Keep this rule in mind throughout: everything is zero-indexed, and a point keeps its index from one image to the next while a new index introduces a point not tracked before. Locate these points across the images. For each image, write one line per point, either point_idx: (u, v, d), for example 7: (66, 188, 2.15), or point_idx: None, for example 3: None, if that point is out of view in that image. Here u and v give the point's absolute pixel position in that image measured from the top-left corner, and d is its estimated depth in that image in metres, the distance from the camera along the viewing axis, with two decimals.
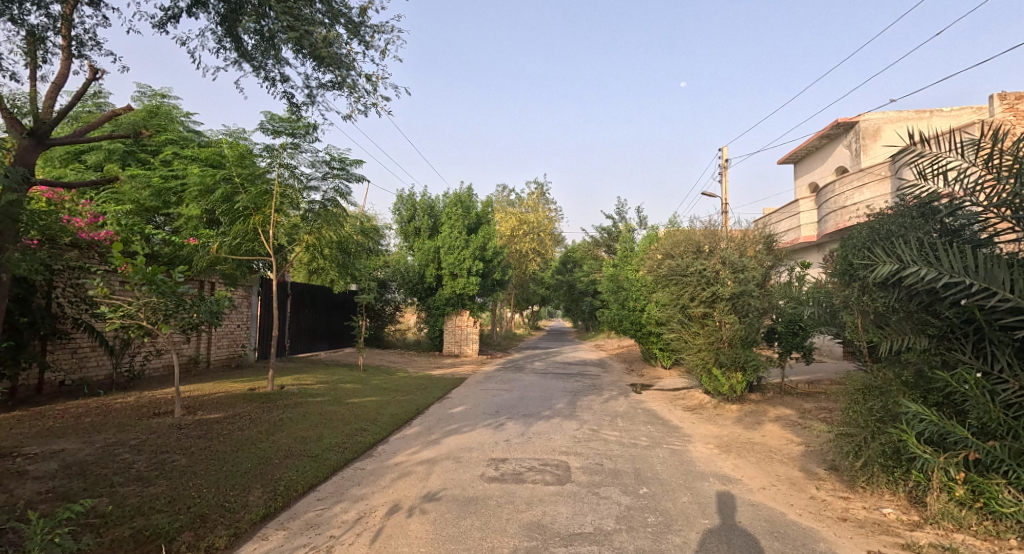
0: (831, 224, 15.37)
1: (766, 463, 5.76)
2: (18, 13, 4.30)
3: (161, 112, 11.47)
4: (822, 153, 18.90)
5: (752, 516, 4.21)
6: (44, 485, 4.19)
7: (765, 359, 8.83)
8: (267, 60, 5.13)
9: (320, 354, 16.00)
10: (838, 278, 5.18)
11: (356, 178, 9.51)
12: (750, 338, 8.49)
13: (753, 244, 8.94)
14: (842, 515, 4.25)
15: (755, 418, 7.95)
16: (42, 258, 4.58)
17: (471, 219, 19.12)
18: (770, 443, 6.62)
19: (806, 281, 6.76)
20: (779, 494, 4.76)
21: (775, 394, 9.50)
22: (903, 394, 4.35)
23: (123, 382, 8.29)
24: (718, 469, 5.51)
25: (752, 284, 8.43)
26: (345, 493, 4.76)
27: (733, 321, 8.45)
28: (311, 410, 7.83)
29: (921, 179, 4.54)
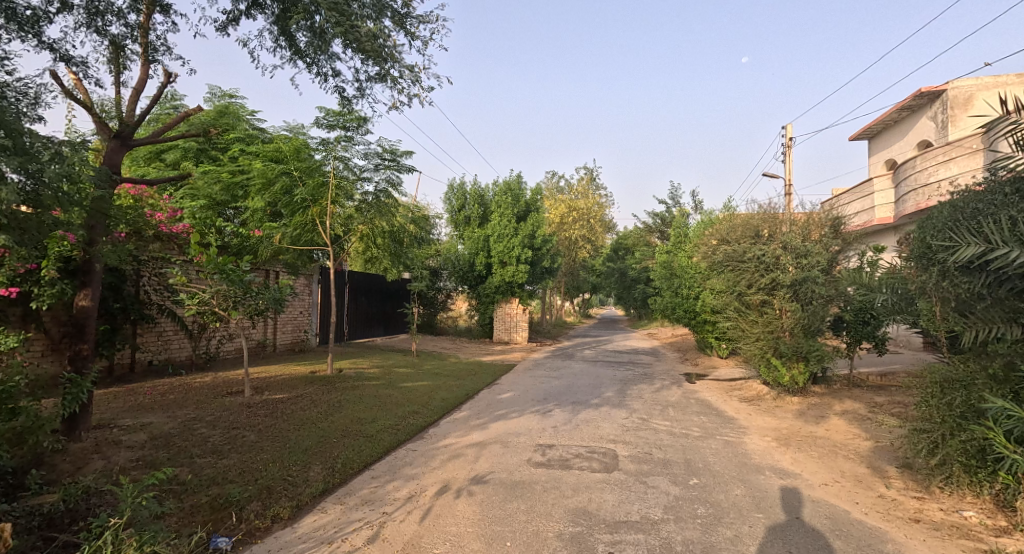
0: (910, 204, 14.35)
1: (829, 458, 5.59)
2: (102, 25, 4.69)
3: (229, 111, 12.20)
4: (903, 127, 17.59)
5: (813, 513, 4.11)
6: (135, 453, 4.66)
7: (831, 349, 8.42)
8: (319, 56, 5.36)
9: (376, 339, 16.64)
10: (917, 263, 4.85)
11: (406, 168, 9.80)
12: (813, 328, 8.12)
13: (818, 227, 8.46)
14: (914, 516, 4.09)
15: (819, 412, 7.64)
16: (131, 249, 4.95)
17: (520, 207, 19.14)
18: (835, 437, 6.39)
19: (878, 266, 6.39)
20: (842, 491, 4.62)
21: (843, 387, 9.13)
22: (988, 389, 4.11)
23: (201, 362, 8.96)
24: (775, 463, 5.39)
25: (817, 270, 8.01)
26: (397, 473, 5.00)
27: (794, 308, 8.10)
28: (368, 393, 8.21)
29: (1017, 150, 4.11)
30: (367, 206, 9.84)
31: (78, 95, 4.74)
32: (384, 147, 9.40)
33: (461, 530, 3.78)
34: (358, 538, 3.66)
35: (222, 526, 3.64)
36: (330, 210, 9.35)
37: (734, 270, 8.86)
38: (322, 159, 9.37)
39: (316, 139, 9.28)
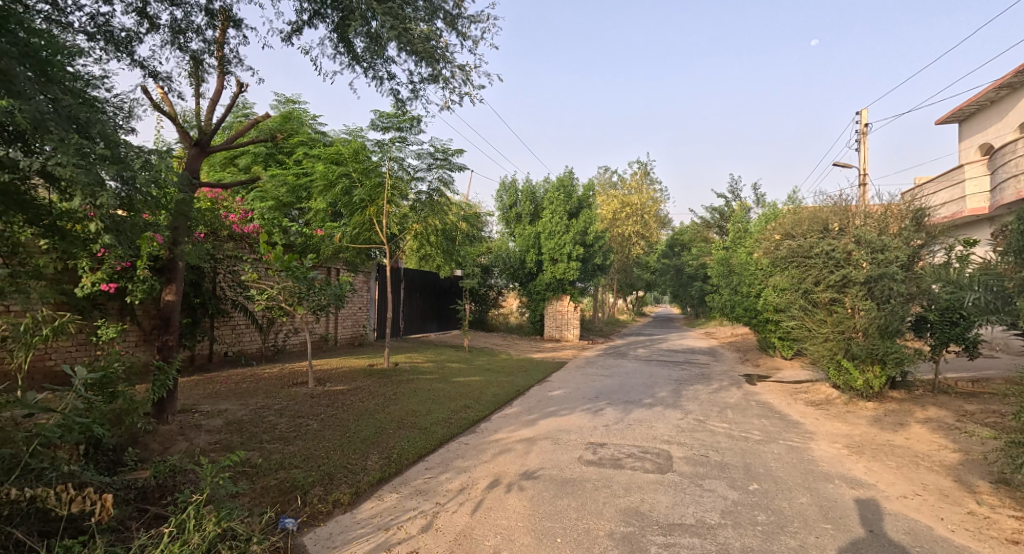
0: (1008, 193, 13.15)
1: (908, 469, 5.26)
2: (183, 42, 5.07)
3: (293, 117, 12.88)
4: (1003, 108, 16.14)
5: (890, 527, 3.90)
6: (213, 437, 5.04)
7: (912, 352, 7.87)
8: (375, 60, 5.57)
9: (429, 335, 17.07)
10: (1019, 257, 4.52)
11: (458, 166, 9.99)
12: (892, 328, 7.59)
13: (897, 221, 7.94)
14: (1011, 537, 3.78)
15: (897, 419, 7.18)
16: (207, 249, 5.32)
17: (573, 203, 19.06)
18: (916, 447, 6.01)
19: (969, 261, 5.91)
20: (924, 505, 4.35)
21: (926, 393, 8.53)
22: None
23: (270, 354, 9.55)
24: (846, 472, 5.14)
25: (896, 267, 7.46)
26: (449, 465, 5.13)
27: (870, 308, 7.62)
28: (423, 387, 8.46)
29: None
30: (420, 205, 10.15)
31: (163, 107, 5.15)
32: (437, 146, 9.63)
33: (512, 524, 3.85)
34: (413, 526, 3.80)
35: (289, 508, 3.89)
36: (386, 210, 9.68)
37: (800, 267, 8.46)
38: (378, 160, 9.71)
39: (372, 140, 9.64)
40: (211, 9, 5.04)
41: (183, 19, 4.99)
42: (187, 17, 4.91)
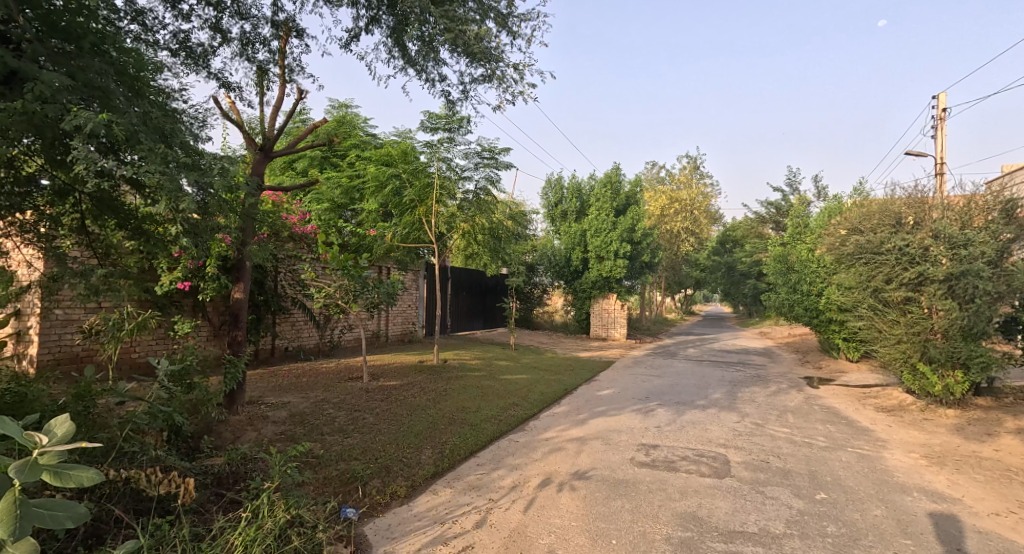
0: None
1: (998, 484, 4.89)
2: (252, 53, 5.32)
3: (346, 120, 13.32)
4: None
5: (977, 546, 3.64)
6: (279, 427, 5.30)
7: (998, 356, 7.30)
8: (428, 63, 5.66)
9: (475, 332, 17.26)
10: None
11: (505, 165, 10.04)
12: (977, 330, 7.05)
13: (982, 213, 7.35)
14: None
15: (983, 429, 6.69)
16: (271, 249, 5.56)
17: (620, 200, 18.78)
18: (1006, 460, 5.58)
19: None
20: (1017, 524, 4.03)
21: (1015, 400, 7.89)
22: None
23: (327, 350, 9.93)
24: (925, 484, 4.83)
25: (981, 263, 6.93)
26: (500, 462, 5.18)
27: (951, 309, 7.08)
28: (472, 384, 8.57)
29: None
30: (468, 204, 10.28)
31: (232, 115, 5.43)
32: (484, 146, 9.71)
33: (565, 523, 3.85)
34: (467, 522, 3.86)
35: (350, 498, 4.04)
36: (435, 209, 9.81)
37: (869, 264, 8.04)
38: (427, 161, 9.88)
39: (422, 141, 9.82)
40: (276, 21, 5.27)
41: (251, 31, 5.24)
42: (255, 29, 5.15)
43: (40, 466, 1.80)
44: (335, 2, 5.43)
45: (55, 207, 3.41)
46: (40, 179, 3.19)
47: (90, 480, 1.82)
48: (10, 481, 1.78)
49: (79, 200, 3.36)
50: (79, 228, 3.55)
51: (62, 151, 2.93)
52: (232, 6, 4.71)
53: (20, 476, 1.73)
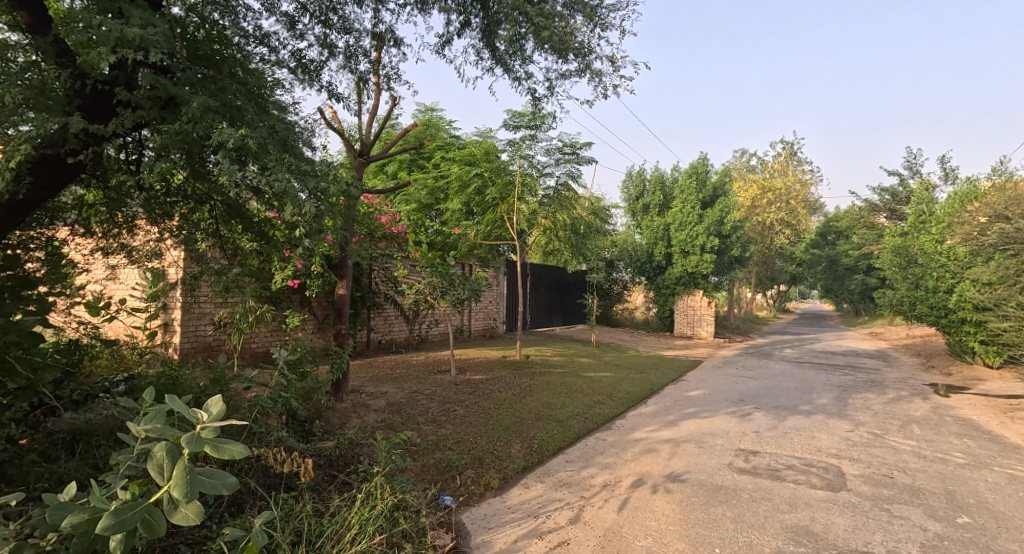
0: None
1: None
2: (354, 65, 5.62)
3: (431, 123, 13.77)
4: None
5: None
6: (378, 416, 5.58)
7: None
8: (516, 61, 5.68)
9: (555, 329, 17.21)
10: None
11: (587, 160, 9.89)
12: None
13: None
14: None
15: None
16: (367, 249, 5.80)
17: (707, 191, 17.86)
18: None
19: None
20: None
21: None
22: None
23: (415, 343, 10.34)
24: None
25: None
26: (590, 460, 5.11)
27: None
28: (555, 380, 8.54)
29: None
30: (548, 200, 10.24)
31: (334, 124, 5.77)
32: (565, 141, 9.61)
33: (662, 527, 3.72)
34: (560, 517, 3.84)
35: (446, 487, 4.17)
36: (517, 206, 9.87)
37: (1018, 256, 7.00)
38: (508, 158, 9.93)
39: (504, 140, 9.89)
40: (376, 32, 5.53)
41: (354, 44, 5.54)
42: (358, 42, 5.44)
43: (202, 439, 2.06)
44: (429, 8, 5.58)
45: (193, 212, 3.86)
46: (180, 188, 3.65)
47: (240, 454, 2.04)
48: (181, 450, 2.06)
49: (212, 207, 3.81)
50: (211, 232, 3.99)
51: (202, 164, 3.30)
52: (338, 22, 5.01)
53: (188, 446, 2.00)
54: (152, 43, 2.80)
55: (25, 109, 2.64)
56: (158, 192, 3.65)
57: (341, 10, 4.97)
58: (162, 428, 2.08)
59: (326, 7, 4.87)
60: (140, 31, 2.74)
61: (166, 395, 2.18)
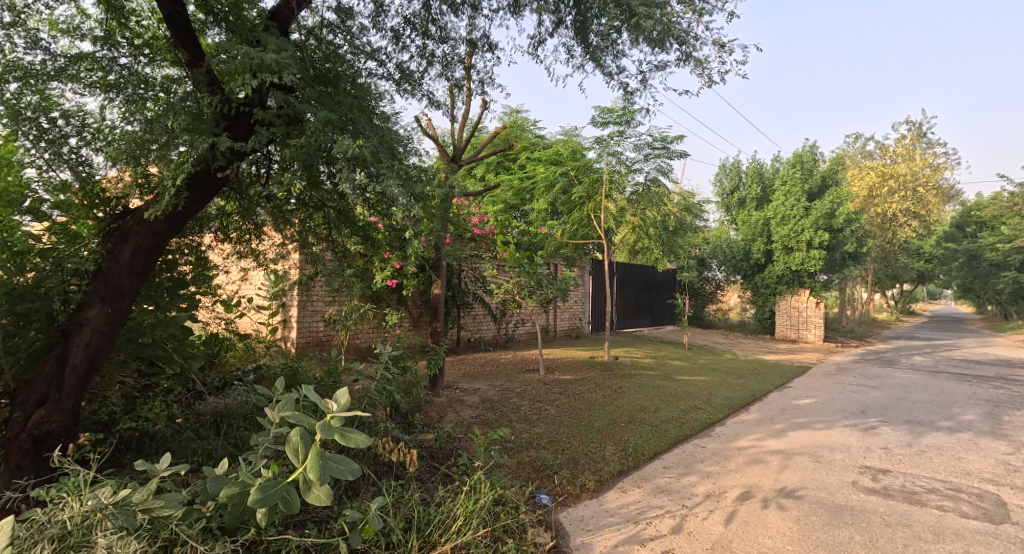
0: None
1: None
2: (450, 72, 5.82)
3: (517, 124, 13.94)
4: None
5: None
6: (473, 411, 5.74)
7: None
8: (609, 56, 5.57)
9: (643, 329, 16.72)
10: None
11: (678, 154, 9.47)
12: None
13: None
14: None
15: None
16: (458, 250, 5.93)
17: (814, 181, 16.23)
18: None
19: None
20: None
21: None
22: None
23: (502, 342, 10.50)
24: None
25: None
26: (690, 467, 4.89)
27: None
28: (647, 382, 8.28)
29: None
30: (637, 197, 9.93)
31: (430, 131, 6.00)
32: (655, 136, 9.26)
33: (778, 545, 3.46)
34: (663, 525, 3.71)
35: (542, 485, 4.18)
36: (604, 205, 9.62)
37: None
38: (595, 156, 9.73)
39: (591, 138, 9.70)
40: (470, 39, 5.68)
41: (450, 52, 5.72)
42: (454, 50, 5.61)
43: (332, 427, 2.26)
44: (522, 10, 5.62)
45: (308, 219, 4.17)
46: (299, 197, 3.93)
47: (363, 442, 2.20)
48: (313, 436, 2.27)
49: (325, 213, 4.09)
50: (324, 237, 4.30)
51: (320, 175, 3.57)
52: (437, 32, 5.20)
53: (321, 433, 2.20)
54: (285, 66, 3.09)
55: (183, 133, 3.02)
56: (280, 201, 3.98)
57: (441, 20, 5.15)
58: (298, 415, 2.30)
59: (426, 18, 5.08)
60: (276, 56, 3.04)
61: (300, 387, 2.42)
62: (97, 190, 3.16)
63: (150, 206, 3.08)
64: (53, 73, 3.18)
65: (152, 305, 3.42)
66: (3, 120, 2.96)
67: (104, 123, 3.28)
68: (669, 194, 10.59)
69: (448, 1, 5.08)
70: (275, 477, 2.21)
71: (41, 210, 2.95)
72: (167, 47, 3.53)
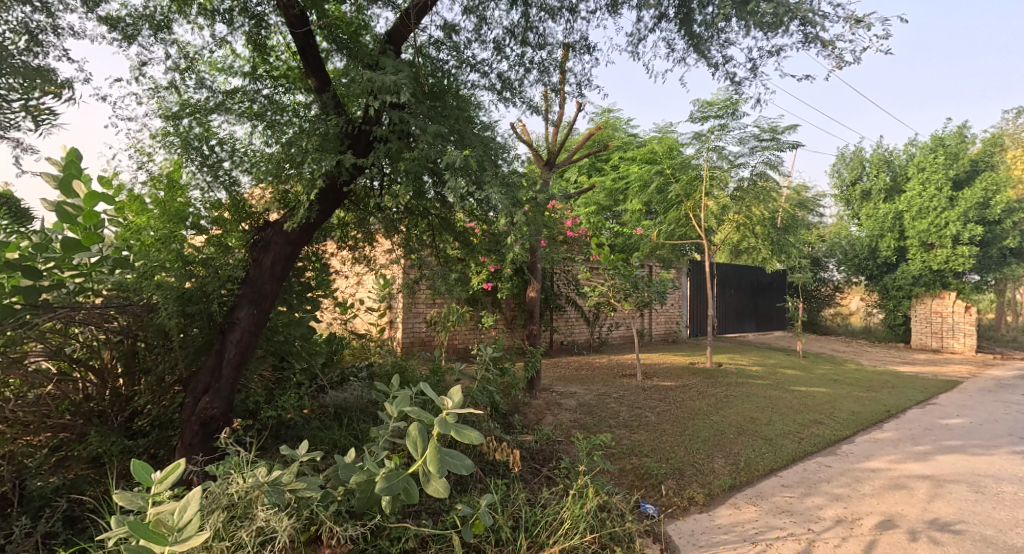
0: None
1: None
2: (546, 77, 5.87)
3: (609, 124, 13.74)
4: None
5: None
6: (571, 415, 5.73)
7: None
8: (714, 47, 5.30)
9: (748, 334, 15.69)
10: None
11: (789, 145, 8.78)
12: None
13: None
14: None
15: None
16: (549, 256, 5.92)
17: (961, 167, 14.10)
18: None
19: None
20: None
21: None
22: None
23: (596, 345, 10.38)
24: None
25: None
26: (814, 487, 4.50)
27: None
28: (757, 392, 7.74)
29: None
30: (742, 194, 9.33)
31: (524, 137, 6.09)
32: (762, 127, 8.67)
33: None
34: (786, 548, 3.45)
35: (646, 494, 4.08)
36: (704, 203, 9.09)
37: None
38: (694, 152, 9.28)
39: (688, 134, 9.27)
40: (567, 42, 5.69)
41: (546, 57, 5.78)
42: (550, 55, 5.67)
43: (448, 423, 2.38)
44: (620, 8, 5.54)
45: (412, 226, 4.42)
46: (405, 207, 4.20)
47: (476, 439, 2.30)
48: (429, 431, 2.40)
49: (430, 220, 4.33)
50: (427, 242, 4.51)
51: (427, 185, 3.78)
52: (535, 39, 5.27)
53: (439, 428, 2.32)
54: (401, 85, 3.32)
55: (314, 152, 3.36)
56: (389, 211, 4.27)
57: (539, 27, 5.22)
58: (417, 409, 2.43)
59: (525, 26, 5.18)
60: (393, 78, 3.28)
61: (416, 382, 2.56)
62: (244, 206, 3.63)
63: (287, 219, 3.47)
64: (213, 107, 3.66)
65: (285, 306, 3.83)
66: (177, 149, 3.51)
67: (250, 147, 3.72)
68: (778, 188, 9.84)
69: (546, 7, 5.15)
70: (397, 467, 2.37)
71: (201, 225, 3.40)
72: (299, 76, 3.93)
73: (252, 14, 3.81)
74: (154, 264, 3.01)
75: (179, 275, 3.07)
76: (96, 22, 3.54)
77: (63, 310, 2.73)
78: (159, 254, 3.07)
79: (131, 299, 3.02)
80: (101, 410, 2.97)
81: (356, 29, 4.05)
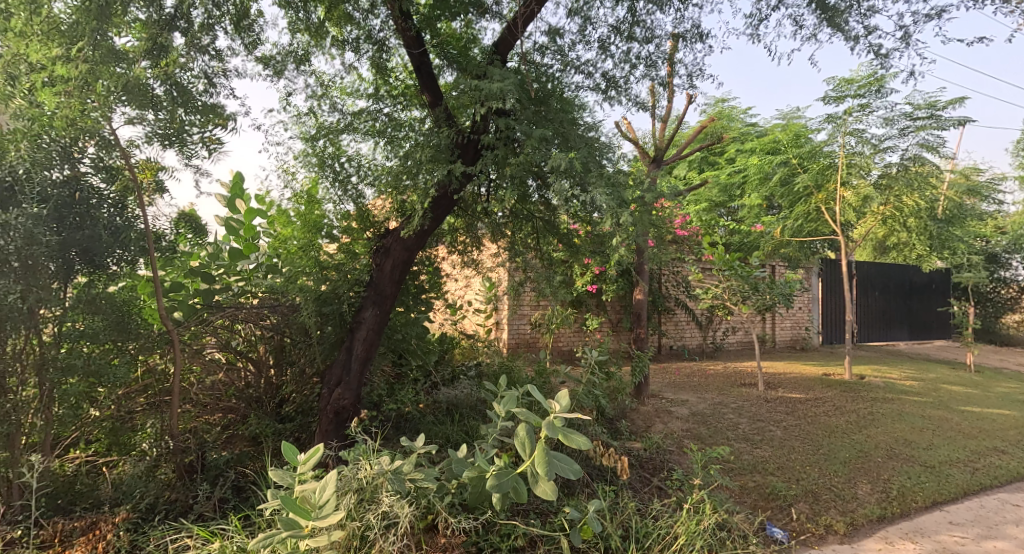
0: None
1: None
2: (653, 71, 5.71)
3: (723, 115, 13.00)
4: None
5: None
6: (683, 424, 5.51)
7: None
8: (850, 18, 4.79)
9: (895, 343, 13.86)
10: None
11: (953, 121, 7.66)
12: None
13: None
14: None
15: None
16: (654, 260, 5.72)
17: None
18: None
19: None
20: None
21: None
22: None
23: (710, 350, 9.84)
24: None
25: None
26: (994, 528, 3.88)
27: None
28: (909, 410, 6.83)
29: None
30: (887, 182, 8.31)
31: (630, 134, 5.97)
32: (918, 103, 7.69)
33: None
34: None
35: (773, 517, 3.80)
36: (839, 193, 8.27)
37: None
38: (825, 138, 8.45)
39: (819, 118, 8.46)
40: (676, 33, 5.49)
41: (654, 51, 5.63)
42: (658, 48, 5.51)
43: (555, 427, 2.42)
44: None
45: (519, 231, 4.53)
46: (511, 211, 4.32)
47: (583, 443, 2.31)
48: (536, 432, 2.45)
49: (535, 224, 4.42)
50: (533, 246, 4.59)
51: (532, 190, 3.87)
52: (641, 33, 5.16)
53: (547, 431, 2.37)
54: (506, 92, 3.44)
55: (428, 163, 3.59)
56: (496, 216, 4.42)
57: (645, 20, 5.10)
58: (526, 411, 2.49)
59: (631, 22, 5.09)
60: (500, 84, 3.41)
61: (524, 383, 2.63)
62: (368, 215, 3.97)
63: (404, 226, 3.73)
64: (343, 127, 4.06)
65: (403, 306, 4.14)
66: (314, 167, 3.95)
67: (373, 162, 4.06)
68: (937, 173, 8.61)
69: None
70: (506, 466, 2.46)
71: (333, 233, 3.81)
72: (415, 93, 4.22)
73: (375, 40, 4.17)
74: (298, 270, 3.51)
75: (316, 279, 3.52)
76: (254, 62, 4.05)
77: (230, 309, 3.23)
78: (300, 261, 3.54)
79: (279, 299, 3.43)
80: (258, 396, 3.42)
81: (465, 42, 4.27)
